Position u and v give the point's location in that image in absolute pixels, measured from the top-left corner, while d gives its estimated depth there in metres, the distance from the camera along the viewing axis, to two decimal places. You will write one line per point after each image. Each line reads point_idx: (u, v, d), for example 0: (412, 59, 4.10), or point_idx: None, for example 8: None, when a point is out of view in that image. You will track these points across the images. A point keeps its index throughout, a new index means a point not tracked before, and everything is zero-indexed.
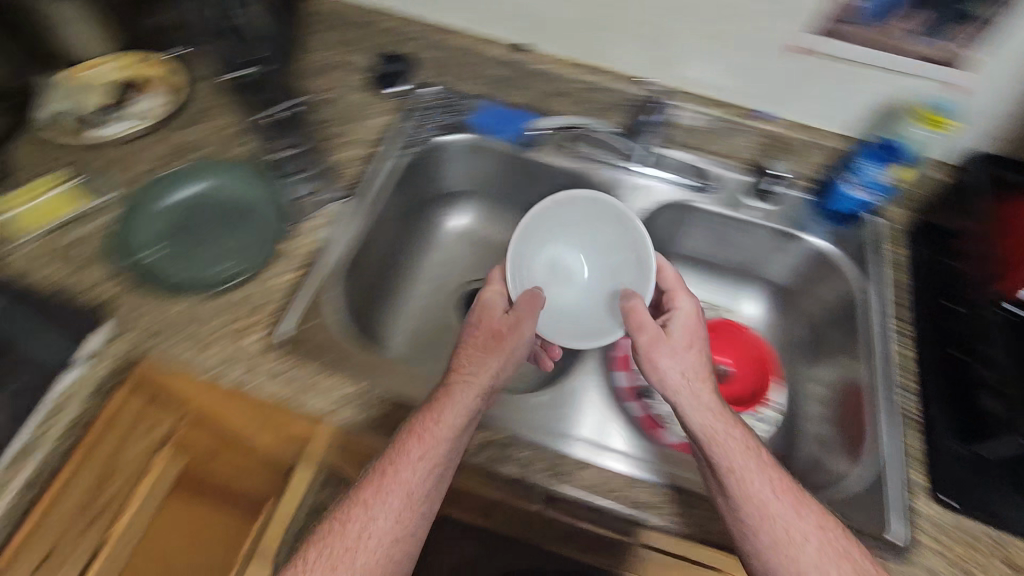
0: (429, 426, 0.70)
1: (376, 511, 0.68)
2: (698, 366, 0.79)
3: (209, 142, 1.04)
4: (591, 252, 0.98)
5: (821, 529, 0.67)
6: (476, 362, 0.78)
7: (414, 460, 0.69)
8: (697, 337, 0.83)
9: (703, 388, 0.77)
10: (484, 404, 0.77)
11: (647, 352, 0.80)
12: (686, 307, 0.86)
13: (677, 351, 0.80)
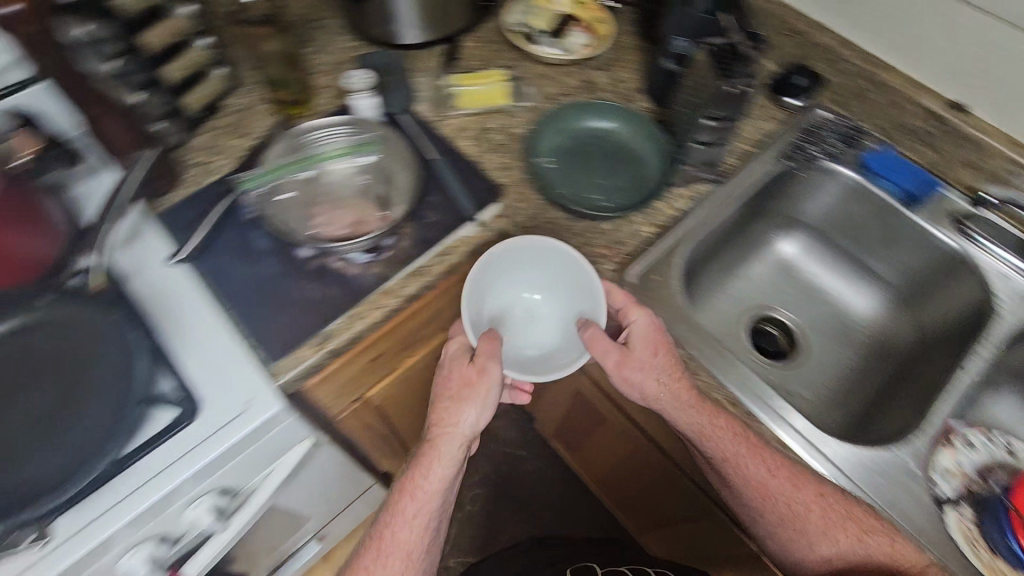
0: (414, 484, 0.71)
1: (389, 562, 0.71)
2: (649, 365, 0.68)
3: (470, 43, 0.95)
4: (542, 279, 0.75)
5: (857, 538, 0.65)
6: (420, 470, 0.71)
7: (409, 513, 0.71)
8: (653, 342, 0.69)
9: (651, 373, 0.68)
10: (424, 465, 0.71)
11: (430, 448, 0.71)
12: (638, 324, 0.69)
13: (451, 398, 0.70)
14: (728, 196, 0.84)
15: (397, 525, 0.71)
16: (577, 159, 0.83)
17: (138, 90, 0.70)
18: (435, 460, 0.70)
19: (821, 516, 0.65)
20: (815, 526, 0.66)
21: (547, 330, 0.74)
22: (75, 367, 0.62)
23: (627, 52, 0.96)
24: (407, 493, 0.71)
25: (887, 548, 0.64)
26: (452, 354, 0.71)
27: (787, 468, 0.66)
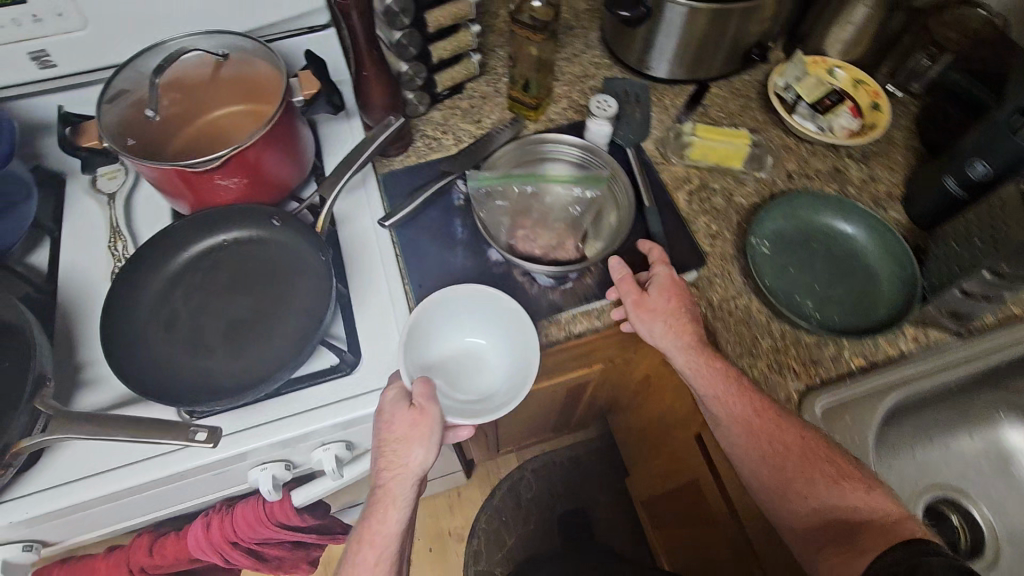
0: (370, 530, 0.61)
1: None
2: (665, 312, 0.65)
3: (714, 91, 0.89)
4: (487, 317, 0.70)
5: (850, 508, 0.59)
6: (373, 513, 0.62)
7: (370, 560, 0.61)
8: (673, 290, 0.67)
9: (672, 335, 0.65)
10: (378, 511, 0.61)
11: (383, 493, 0.61)
12: (659, 276, 0.67)
13: (392, 444, 0.61)
14: (957, 361, 0.70)
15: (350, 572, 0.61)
16: (797, 256, 0.74)
17: (409, 60, 0.75)
18: (392, 505, 0.61)
19: (802, 456, 0.61)
20: (802, 480, 0.61)
21: (476, 370, 0.71)
22: (277, 287, 0.69)
23: (891, 149, 0.84)
24: (367, 539, 0.61)
25: (863, 496, 0.59)
26: (390, 407, 0.62)
27: (770, 407, 0.63)
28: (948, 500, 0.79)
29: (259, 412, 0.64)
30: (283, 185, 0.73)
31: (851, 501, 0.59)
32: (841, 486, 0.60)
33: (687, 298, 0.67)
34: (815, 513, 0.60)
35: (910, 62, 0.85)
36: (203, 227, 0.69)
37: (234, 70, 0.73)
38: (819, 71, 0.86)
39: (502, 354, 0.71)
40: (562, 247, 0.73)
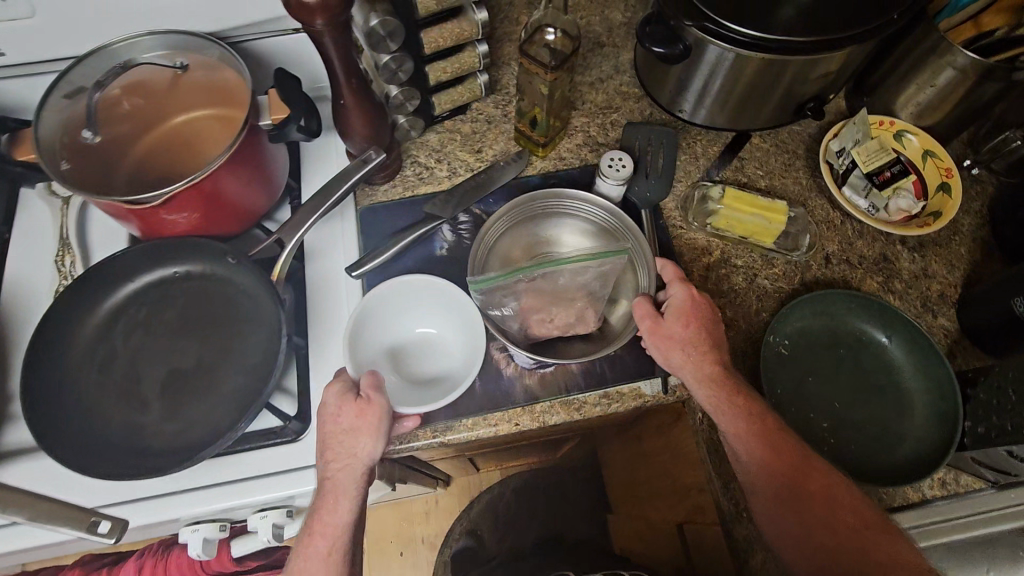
0: (318, 520, 0.53)
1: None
2: (683, 341, 0.58)
3: (754, 143, 0.77)
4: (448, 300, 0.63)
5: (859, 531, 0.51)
6: (321, 502, 0.53)
7: (320, 550, 0.52)
8: (691, 313, 0.59)
9: (692, 365, 0.57)
10: (327, 502, 0.53)
11: (332, 485, 0.53)
12: (676, 297, 0.60)
13: (342, 432, 0.54)
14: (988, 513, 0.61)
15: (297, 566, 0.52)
16: (820, 364, 0.64)
17: (400, 84, 0.64)
18: (343, 494, 0.53)
19: (782, 468, 0.53)
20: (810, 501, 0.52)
21: (431, 362, 0.64)
22: (226, 335, 0.62)
23: (953, 239, 0.72)
24: (313, 530, 0.53)
25: (869, 525, 0.51)
26: (342, 394, 0.55)
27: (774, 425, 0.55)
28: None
29: (192, 476, 0.59)
30: (248, 211, 0.65)
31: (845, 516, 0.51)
32: (828, 503, 0.52)
33: (707, 321, 0.59)
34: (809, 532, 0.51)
35: (997, 137, 0.73)
36: (152, 257, 0.62)
37: (194, 76, 0.64)
38: (883, 136, 0.73)
39: (455, 334, 0.65)
40: (580, 323, 0.64)
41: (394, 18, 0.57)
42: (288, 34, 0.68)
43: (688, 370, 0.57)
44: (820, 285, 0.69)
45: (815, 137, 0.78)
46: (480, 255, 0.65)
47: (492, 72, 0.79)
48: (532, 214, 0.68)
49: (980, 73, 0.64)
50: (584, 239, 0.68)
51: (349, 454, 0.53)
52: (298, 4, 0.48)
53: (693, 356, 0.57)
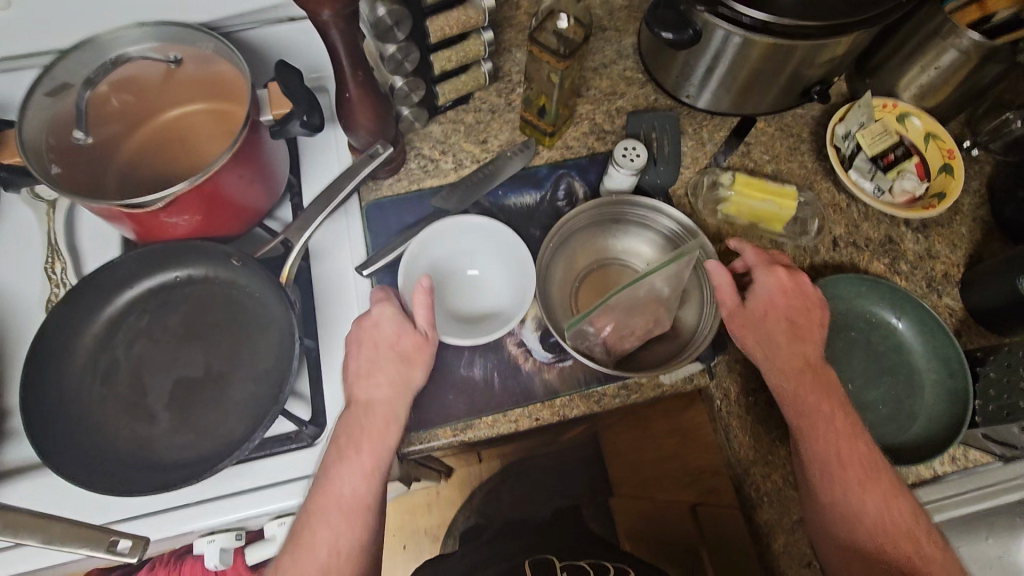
0: (357, 438, 0.54)
1: (323, 535, 0.51)
2: (765, 324, 0.61)
3: (759, 127, 0.77)
4: (496, 239, 0.65)
5: (879, 496, 0.55)
6: (362, 426, 0.54)
7: (362, 467, 0.53)
8: (787, 300, 0.61)
9: (772, 348, 0.60)
10: (374, 423, 0.55)
11: (375, 407, 0.55)
12: (767, 283, 0.62)
13: (393, 360, 0.56)
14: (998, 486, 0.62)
15: (336, 481, 0.53)
16: (832, 347, 0.65)
17: (405, 74, 0.62)
18: (392, 418, 0.55)
19: (794, 401, 0.57)
20: (834, 447, 0.56)
21: (481, 300, 0.65)
22: (235, 339, 0.60)
23: (955, 219, 0.73)
24: (352, 447, 0.54)
25: (883, 494, 0.55)
26: (386, 325, 0.57)
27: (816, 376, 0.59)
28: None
29: (206, 486, 0.57)
30: (251, 209, 0.63)
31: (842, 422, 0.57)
32: (841, 448, 0.56)
33: (802, 312, 0.61)
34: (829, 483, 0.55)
35: (996, 119, 0.74)
36: (151, 262, 0.60)
37: (188, 70, 0.61)
38: (886, 118, 0.74)
39: (488, 259, 0.66)
40: (658, 326, 0.62)
41: (401, 7, 0.55)
42: (284, 22, 0.65)
43: (762, 343, 0.60)
44: (830, 269, 0.70)
45: (819, 120, 0.78)
46: (541, 287, 0.62)
47: (493, 59, 0.77)
48: (570, 231, 0.65)
49: (983, 55, 0.65)
50: (624, 235, 0.67)
51: (387, 381, 0.56)
52: None
53: (770, 320, 0.61)
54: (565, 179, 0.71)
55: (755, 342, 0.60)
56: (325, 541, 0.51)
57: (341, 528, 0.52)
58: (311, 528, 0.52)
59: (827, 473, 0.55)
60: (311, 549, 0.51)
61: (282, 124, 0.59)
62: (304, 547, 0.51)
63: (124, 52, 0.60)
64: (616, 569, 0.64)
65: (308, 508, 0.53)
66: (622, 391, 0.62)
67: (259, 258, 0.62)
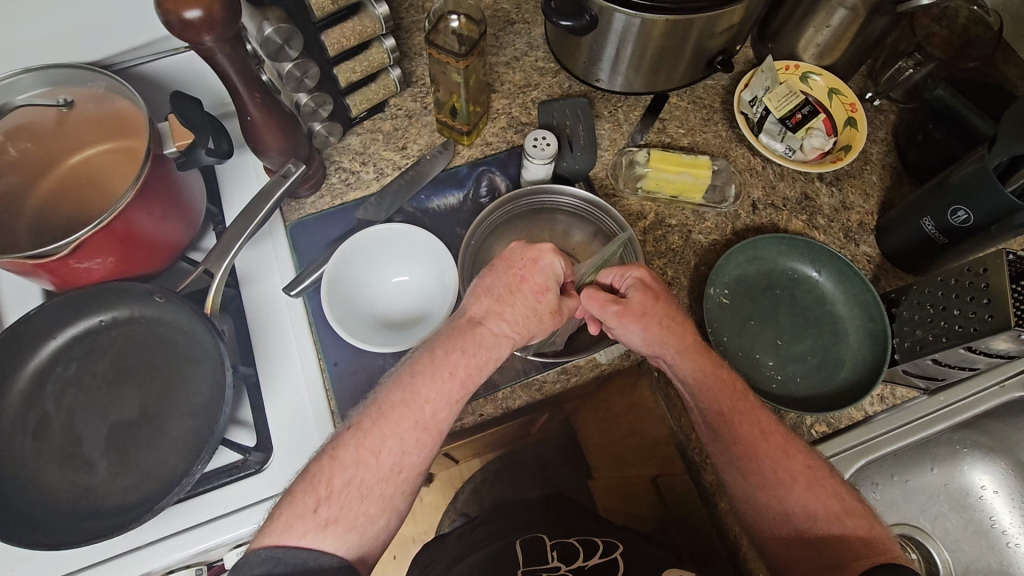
0: (450, 359, 0.50)
1: (393, 447, 0.47)
2: (655, 315, 0.57)
3: (672, 102, 0.79)
4: (414, 246, 0.65)
5: (808, 471, 0.55)
6: (464, 346, 0.51)
7: (452, 386, 0.49)
8: (653, 293, 0.57)
9: (663, 336, 0.57)
10: (463, 345, 0.51)
11: (499, 298, 0.53)
12: (634, 278, 0.58)
13: (531, 309, 0.53)
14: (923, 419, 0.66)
15: (421, 395, 0.48)
16: (759, 307, 0.67)
17: (308, 90, 0.62)
18: (478, 347, 0.51)
19: (709, 390, 0.57)
20: (748, 436, 0.56)
21: (410, 306, 0.65)
22: (167, 378, 0.59)
23: (865, 169, 0.76)
24: (446, 367, 0.49)
25: (805, 474, 0.55)
26: (552, 275, 0.54)
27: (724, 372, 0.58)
28: (907, 537, 0.73)
29: (154, 527, 0.57)
30: (170, 244, 0.62)
31: (762, 422, 0.57)
32: (754, 427, 0.56)
33: (665, 296, 0.59)
34: (750, 470, 0.56)
35: (892, 68, 0.77)
36: (70, 310, 0.59)
37: (82, 110, 0.60)
38: (790, 80, 0.76)
39: (414, 265, 0.66)
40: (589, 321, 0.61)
41: (289, 24, 0.55)
42: (181, 49, 0.64)
43: (654, 331, 0.57)
44: (751, 232, 0.72)
45: (728, 89, 0.80)
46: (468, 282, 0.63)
47: (404, 64, 0.77)
48: (495, 226, 0.67)
49: (868, 9, 0.67)
50: (546, 222, 0.68)
51: (545, 275, 0.54)
52: (181, 25, 0.46)
53: (641, 326, 0.56)
54: (486, 175, 0.72)
55: (645, 332, 0.57)
56: (391, 459, 0.47)
57: (410, 443, 0.48)
58: (363, 446, 0.47)
59: (749, 459, 0.56)
60: (362, 470, 0.46)
61: (187, 155, 0.59)
62: (342, 467, 0.46)
63: (10, 102, 0.58)
64: (604, 545, 0.63)
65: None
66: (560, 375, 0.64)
67: (182, 291, 0.62)
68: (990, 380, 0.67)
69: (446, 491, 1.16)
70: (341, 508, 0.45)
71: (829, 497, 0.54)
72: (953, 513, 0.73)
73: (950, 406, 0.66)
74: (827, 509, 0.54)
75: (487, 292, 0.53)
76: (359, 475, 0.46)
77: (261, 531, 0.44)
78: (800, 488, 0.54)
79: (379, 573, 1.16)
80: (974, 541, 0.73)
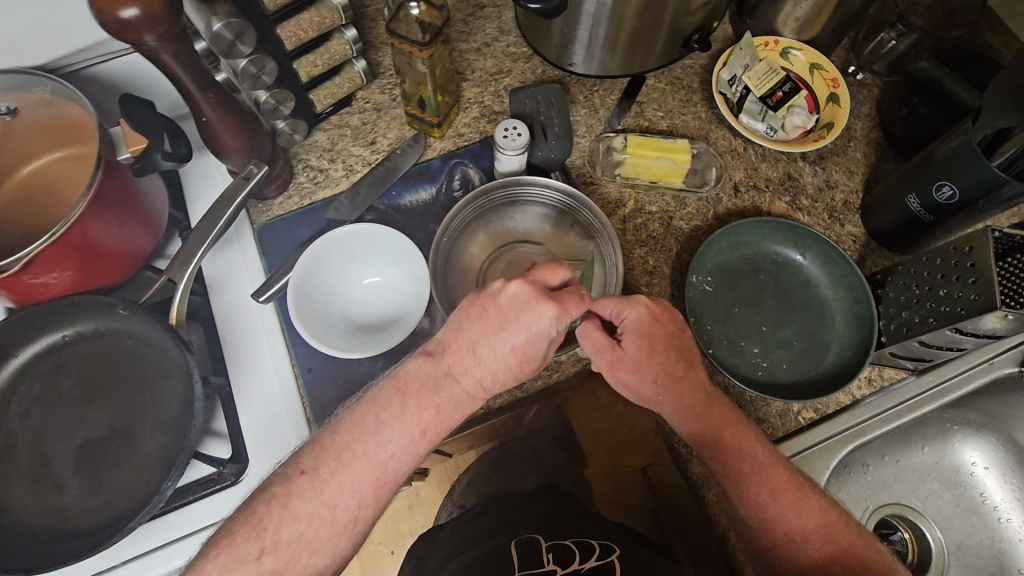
0: (422, 418, 0.46)
1: (347, 497, 0.44)
2: (649, 366, 0.55)
3: (650, 84, 0.76)
4: (368, 243, 0.63)
5: (822, 525, 0.52)
6: (437, 404, 0.47)
7: (417, 440, 0.46)
8: (650, 338, 0.55)
9: (659, 388, 0.55)
10: (438, 401, 0.47)
11: (483, 355, 0.48)
12: (631, 320, 0.55)
13: (515, 367, 0.49)
14: (910, 399, 0.65)
15: (385, 450, 0.45)
16: (743, 294, 0.66)
17: (267, 87, 0.59)
18: (454, 406, 0.47)
19: (709, 443, 0.55)
20: (753, 491, 0.53)
21: (375, 306, 0.63)
22: (136, 392, 0.58)
23: (849, 146, 0.74)
24: (417, 428, 0.46)
25: (818, 526, 0.52)
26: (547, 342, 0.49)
27: (725, 423, 0.55)
28: (898, 516, 0.72)
29: (129, 544, 0.56)
30: (133, 253, 0.60)
31: (750, 448, 0.54)
32: (759, 481, 0.53)
33: (665, 338, 0.55)
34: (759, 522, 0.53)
35: (873, 40, 0.75)
36: (27, 329, 0.56)
37: (27, 118, 0.57)
38: (770, 57, 0.74)
39: (374, 262, 0.64)
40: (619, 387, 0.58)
41: (240, 18, 0.52)
42: (130, 51, 0.61)
43: (645, 383, 0.55)
44: (733, 216, 0.70)
45: (706, 68, 0.77)
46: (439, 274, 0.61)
47: (370, 55, 0.74)
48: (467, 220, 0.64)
49: None
50: (517, 214, 0.66)
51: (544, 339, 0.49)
52: (118, 24, 0.43)
53: (638, 375, 0.55)
54: (459, 168, 0.70)
55: (635, 380, 0.55)
56: (342, 510, 0.44)
57: (367, 497, 0.45)
58: (316, 501, 0.43)
59: (758, 512, 0.53)
60: (313, 524, 0.43)
61: (142, 160, 0.56)
62: (290, 519, 0.42)
63: None
64: (600, 548, 0.62)
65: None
66: (540, 369, 0.62)
67: (145, 302, 0.60)
68: (977, 359, 0.67)
69: (441, 484, 1.15)
70: (288, 560, 0.42)
71: (846, 551, 0.51)
72: (942, 490, 0.72)
73: (935, 383, 0.66)
74: (814, 533, 0.51)
75: (481, 356, 0.48)
76: (308, 531, 0.43)
77: (194, 562, 0.41)
78: (813, 545, 0.51)
79: (377, 567, 1.16)
80: (966, 521, 0.72)
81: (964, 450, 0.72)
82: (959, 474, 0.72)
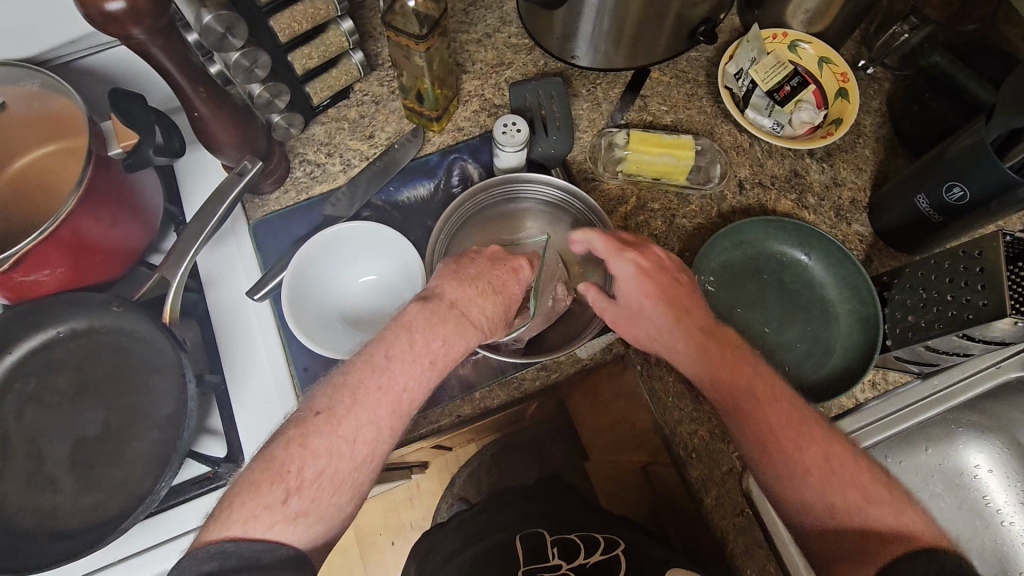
0: (430, 345, 0.47)
1: (367, 433, 0.44)
2: (665, 321, 0.57)
3: (654, 77, 0.74)
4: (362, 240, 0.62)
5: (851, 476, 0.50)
6: (440, 332, 0.48)
7: (424, 368, 0.47)
8: (658, 285, 0.57)
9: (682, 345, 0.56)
10: (440, 327, 0.48)
11: (476, 293, 0.51)
12: (636, 269, 0.57)
13: (500, 306, 0.52)
14: (916, 403, 0.64)
15: (399, 382, 0.46)
16: (745, 295, 0.65)
17: (260, 80, 0.58)
18: (457, 333, 0.48)
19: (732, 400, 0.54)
20: (780, 442, 0.52)
21: (370, 302, 0.62)
22: (130, 391, 0.57)
23: (858, 142, 0.72)
24: (425, 355, 0.47)
25: (848, 477, 0.50)
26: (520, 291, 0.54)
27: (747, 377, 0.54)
28: None
29: (124, 543, 0.56)
30: (127, 248, 0.59)
31: (775, 402, 0.54)
32: (784, 431, 0.52)
33: (669, 284, 0.58)
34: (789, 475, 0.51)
35: (886, 33, 0.73)
36: (20, 327, 0.56)
37: (18, 110, 0.56)
38: (778, 50, 0.72)
39: (369, 258, 0.63)
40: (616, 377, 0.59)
41: (230, 10, 0.50)
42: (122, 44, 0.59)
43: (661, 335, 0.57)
44: (737, 214, 0.69)
45: (713, 61, 0.76)
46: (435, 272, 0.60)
47: (367, 46, 0.72)
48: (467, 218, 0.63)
49: None
50: (516, 211, 0.65)
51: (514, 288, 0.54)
52: (104, 17, 0.42)
53: (656, 326, 0.57)
54: (457, 163, 0.69)
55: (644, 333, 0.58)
56: (361, 444, 0.44)
57: (385, 431, 0.45)
58: (335, 436, 0.43)
59: (789, 465, 0.51)
60: (335, 461, 0.43)
61: (134, 155, 0.55)
62: (314, 456, 0.42)
63: None
64: (605, 542, 0.61)
65: (254, 476, 0.41)
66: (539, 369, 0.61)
67: (139, 299, 0.59)
68: (986, 362, 0.65)
69: (441, 477, 1.15)
70: (313, 499, 0.42)
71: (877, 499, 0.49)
72: (947, 493, 0.72)
73: (943, 388, 0.64)
74: (843, 481, 0.50)
75: (466, 282, 0.51)
76: (328, 468, 0.43)
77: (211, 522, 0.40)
78: (847, 493, 0.49)
79: (378, 558, 1.16)
80: (969, 525, 0.71)
81: (970, 455, 0.71)
82: (963, 478, 0.71)
